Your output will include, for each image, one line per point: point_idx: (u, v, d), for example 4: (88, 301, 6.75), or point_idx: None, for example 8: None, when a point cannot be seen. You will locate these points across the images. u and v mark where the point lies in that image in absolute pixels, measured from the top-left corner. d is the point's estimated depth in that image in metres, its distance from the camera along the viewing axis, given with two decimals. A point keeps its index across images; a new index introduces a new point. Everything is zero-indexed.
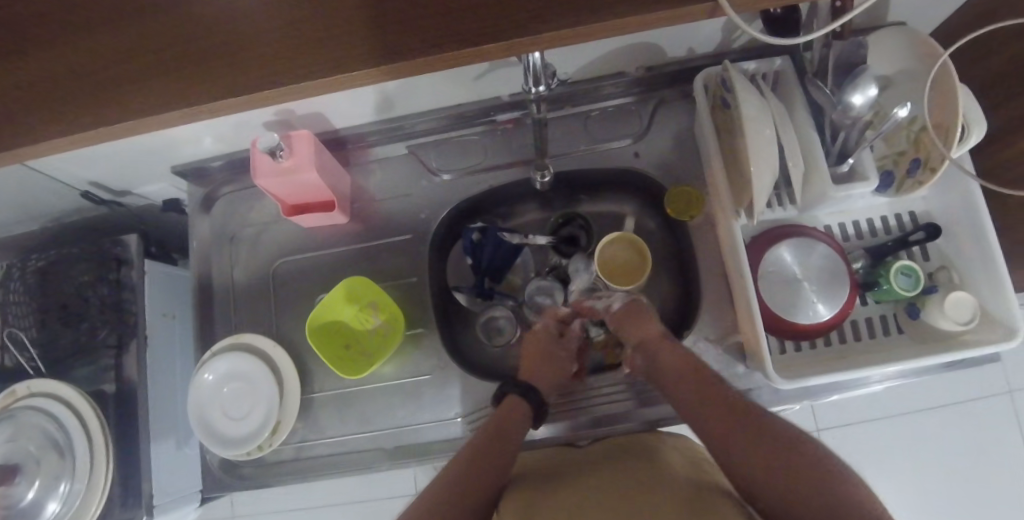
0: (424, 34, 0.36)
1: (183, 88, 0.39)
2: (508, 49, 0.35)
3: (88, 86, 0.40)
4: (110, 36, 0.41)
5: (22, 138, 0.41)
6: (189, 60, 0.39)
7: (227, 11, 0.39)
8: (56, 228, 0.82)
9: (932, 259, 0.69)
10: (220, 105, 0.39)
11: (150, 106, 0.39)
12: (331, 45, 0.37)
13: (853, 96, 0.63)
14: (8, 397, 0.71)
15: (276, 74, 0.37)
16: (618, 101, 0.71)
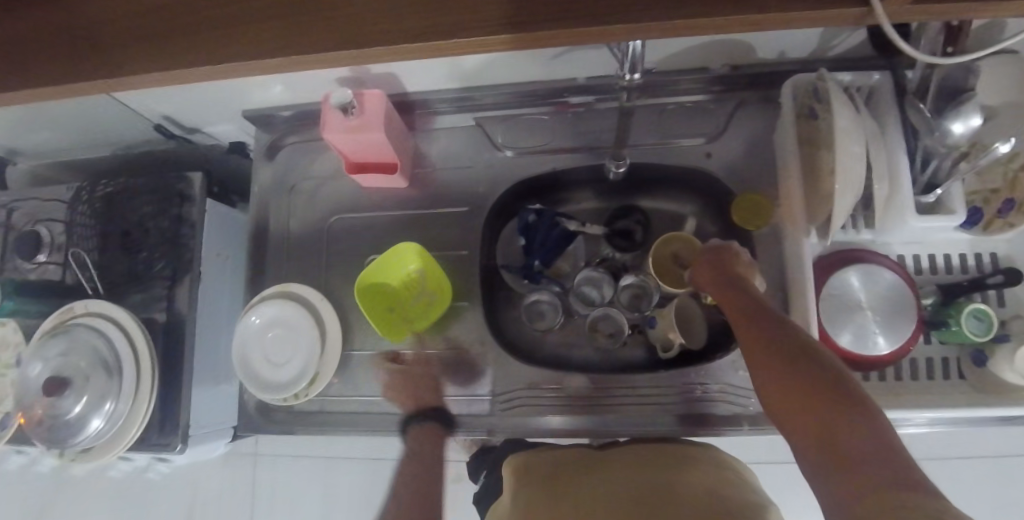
0: (546, 8, 0.36)
1: (292, 35, 0.39)
2: (631, 34, 0.35)
3: (206, 25, 0.41)
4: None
5: (124, 63, 0.42)
6: (303, 10, 0.40)
7: None
8: (125, 156, 0.84)
9: (1008, 306, 0.65)
10: (324, 57, 0.39)
11: (257, 48, 0.39)
12: (447, 9, 0.37)
13: (953, 125, 0.57)
14: (66, 312, 0.75)
15: (387, 31, 0.38)
16: (696, 97, 0.68)
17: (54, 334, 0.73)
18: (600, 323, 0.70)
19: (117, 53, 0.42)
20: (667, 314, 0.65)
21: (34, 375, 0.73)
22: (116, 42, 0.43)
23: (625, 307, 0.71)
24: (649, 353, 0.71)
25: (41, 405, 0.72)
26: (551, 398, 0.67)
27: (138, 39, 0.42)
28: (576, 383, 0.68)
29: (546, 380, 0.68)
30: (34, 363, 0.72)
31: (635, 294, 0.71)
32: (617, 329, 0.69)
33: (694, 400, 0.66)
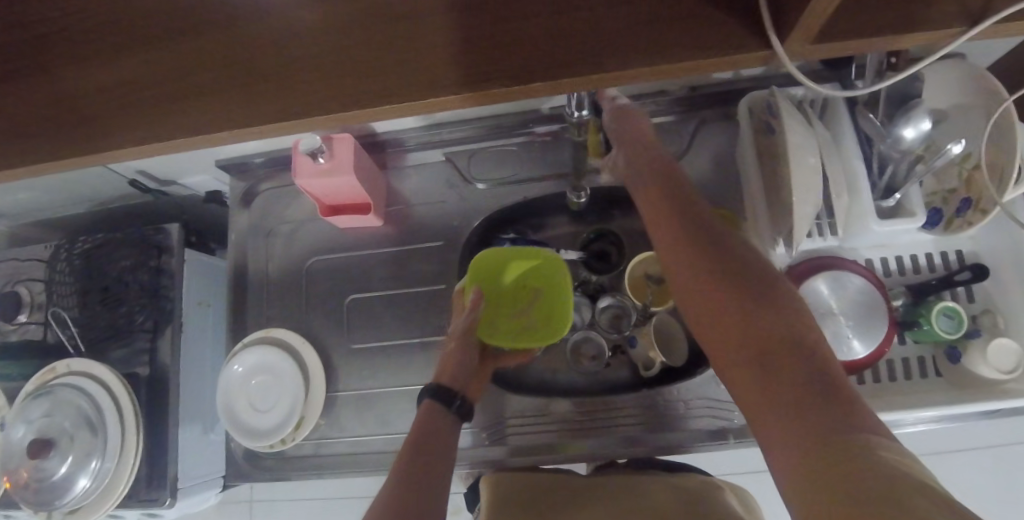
0: (476, 71, 0.36)
1: (238, 106, 0.39)
2: (551, 92, 0.35)
3: (145, 97, 0.41)
4: (170, 51, 0.42)
5: (76, 143, 0.42)
6: (237, 81, 0.40)
7: (289, 34, 0.40)
8: (101, 211, 0.85)
9: (977, 301, 0.66)
10: (259, 129, 0.39)
11: (206, 119, 0.40)
12: (397, 71, 0.37)
13: (904, 130, 0.61)
14: (49, 372, 0.74)
15: (332, 99, 0.37)
16: (657, 119, 0.71)
17: (36, 396, 0.73)
18: (583, 346, 0.71)
19: (63, 129, 0.43)
20: (649, 333, 0.67)
21: (17, 438, 0.72)
22: (59, 117, 0.43)
23: (605, 328, 0.71)
24: (633, 372, 0.71)
25: (24, 467, 0.71)
26: (537, 425, 0.69)
27: (82, 111, 0.42)
28: (560, 408, 0.69)
29: (533, 408, 0.69)
30: (16, 425, 0.72)
31: (614, 317, 0.70)
32: (599, 351, 0.70)
33: (678, 416, 0.66)
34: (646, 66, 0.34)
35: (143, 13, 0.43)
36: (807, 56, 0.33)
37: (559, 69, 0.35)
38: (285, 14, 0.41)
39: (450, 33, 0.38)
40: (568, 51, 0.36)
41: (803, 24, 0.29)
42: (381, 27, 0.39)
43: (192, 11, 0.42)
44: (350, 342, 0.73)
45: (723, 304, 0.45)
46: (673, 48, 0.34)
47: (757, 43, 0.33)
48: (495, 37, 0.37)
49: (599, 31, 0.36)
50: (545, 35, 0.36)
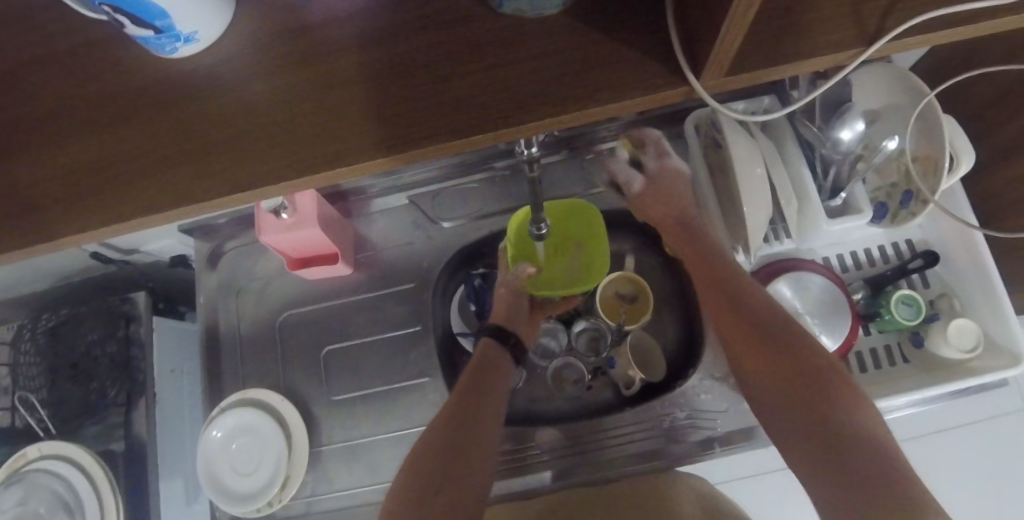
0: (386, 124, 0.31)
1: (142, 188, 0.34)
2: (471, 144, 0.31)
3: (36, 191, 0.36)
4: (35, 140, 0.36)
5: None
6: (117, 165, 0.35)
7: (190, 99, 0.35)
8: (64, 286, 0.83)
9: (932, 286, 0.69)
10: (148, 216, 0.34)
11: (108, 208, 0.34)
12: (316, 132, 0.32)
13: (841, 132, 0.65)
14: (19, 459, 0.71)
15: (247, 173, 0.32)
16: (611, 143, 0.73)
17: (8, 485, 0.70)
18: (564, 372, 0.72)
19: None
20: (626, 351, 0.68)
21: None
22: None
23: (583, 353, 0.72)
24: (616, 391, 0.72)
25: None
26: (528, 457, 0.69)
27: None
28: (548, 437, 0.69)
29: (518, 439, 0.70)
30: None
31: (592, 338, 0.72)
32: (579, 376, 0.71)
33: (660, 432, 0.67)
34: (573, 105, 0.30)
35: (20, 90, 0.37)
36: (725, 85, 0.30)
37: (478, 118, 0.31)
38: (160, 77, 0.36)
39: (349, 82, 0.33)
40: (507, 91, 0.31)
41: (716, 57, 0.27)
42: (270, 80, 0.34)
43: (54, 89, 0.37)
44: (330, 394, 0.72)
45: (753, 339, 0.52)
46: (597, 85, 0.30)
47: (673, 73, 0.30)
48: (403, 83, 0.32)
49: (515, 67, 0.31)
50: (458, 76, 0.32)
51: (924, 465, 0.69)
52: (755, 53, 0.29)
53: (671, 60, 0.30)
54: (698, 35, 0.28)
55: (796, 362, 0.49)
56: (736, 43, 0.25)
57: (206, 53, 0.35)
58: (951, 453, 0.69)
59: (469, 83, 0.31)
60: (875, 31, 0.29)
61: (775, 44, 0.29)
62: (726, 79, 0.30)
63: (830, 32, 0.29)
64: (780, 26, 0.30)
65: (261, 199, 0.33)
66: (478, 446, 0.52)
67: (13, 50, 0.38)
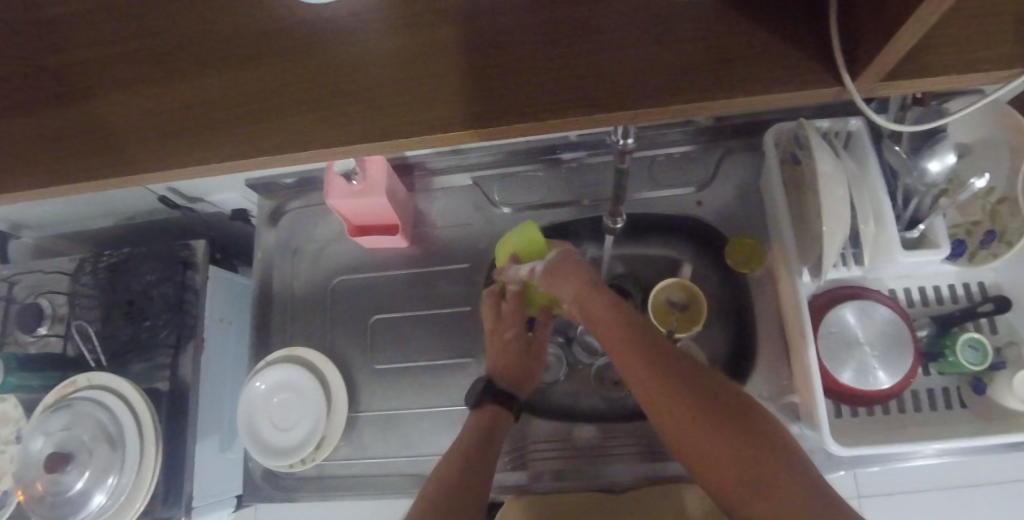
0: (515, 93, 0.31)
1: (242, 134, 0.34)
2: (603, 122, 0.30)
3: (143, 126, 0.36)
4: (161, 78, 0.38)
5: (65, 175, 0.37)
6: (235, 106, 0.35)
7: (301, 52, 0.35)
8: (127, 226, 0.85)
9: (1000, 332, 0.65)
10: (260, 160, 0.33)
11: (207, 149, 0.34)
12: (422, 95, 0.32)
13: (930, 162, 0.62)
14: (69, 385, 0.74)
15: (348, 129, 0.32)
16: (682, 148, 0.73)
17: (56, 409, 0.72)
18: (606, 372, 0.72)
19: (38, 162, 0.38)
20: None
21: (36, 450, 0.71)
22: (34, 144, 0.38)
23: None
24: None
25: (40, 480, 0.71)
26: (560, 450, 0.69)
27: (65, 142, 0.38)
28: (583, 434, 0.70)
29: (554, 432, 0.70)
30: (35, 438, 0.71)
31: None
32: (619, 378, 0.71)
33: None
34: (716, 92, 0.29)
35: (148, 31, 0.39)
36: (877, 91, 0.29)
37: (615, 96, 0.30)
38: (285, 26, 0.36)
39: (480, 48, 0.32)
40: (626, 75, 0.30)
41: (885, 58, 0.26)
42: (389, 42, 0.34)
43: (178, 34, 0.38)
44: (373, 362, 0.73)
45: (700, 422, 0.46)
46: (743, 73, 0.29)
47: (826, 72, 0.29)
48: (530, 55, 0.32)
49: (654, 50, 0.30)
50: (574, 55, 0.31)
51: None
52: (912, 60, 0.28)
53: (823, 58, 0.29)
54: (863, 37, 0.28)
55: (726, 426, 0.45)
56: (916, 41, 0.24)
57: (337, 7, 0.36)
58: None
59: (587, 64, 0.31)
60: None
61: (945, 54, 0.28)
62: (881, 85, 0.29)
63: (997, 47, 0.28)
64: (941, 39, 0.29)
65: (377, 153, 0.33)
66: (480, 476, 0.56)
67: None
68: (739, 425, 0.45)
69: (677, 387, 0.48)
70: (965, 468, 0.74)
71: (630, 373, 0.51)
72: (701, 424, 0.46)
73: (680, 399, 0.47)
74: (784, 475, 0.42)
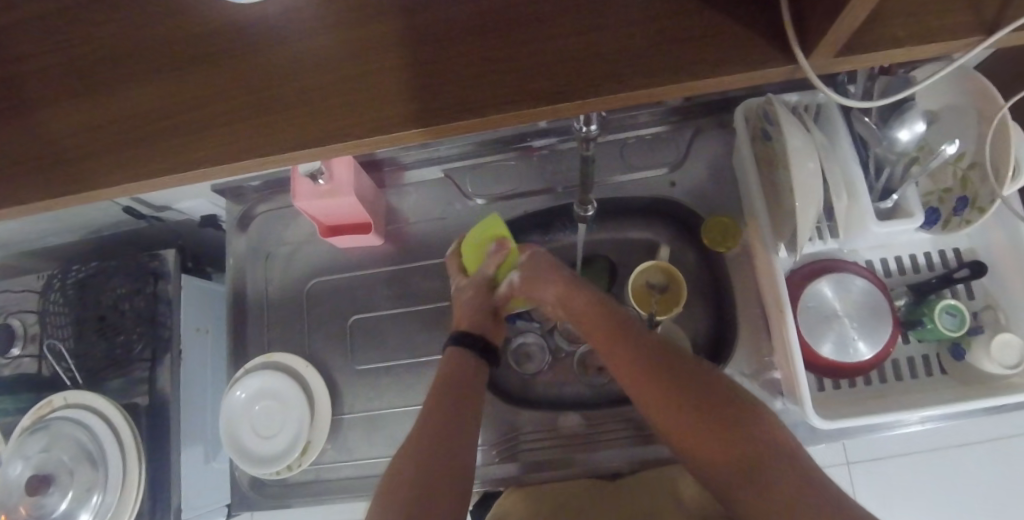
0: (455, 89, 0.30)
1: (178, 147, 0.33)
2: (551, 115, 0.29)
3: (75, 143, 0.35)
4: (90, 89, 0.36)
5: (1, 197, 0.35)
6: (173, 116, 0.33)
7: (234, 56, 0.33)
8: (94, 239, 0.83)
9: (977, 298, 0.66)
10: (203, 172, 0.32)
11: (144, 163, 0.33)
12: (360, 97, 0.31)
13: (899, 132, 0.61)
14: (45, 406, 0.73)
15: (285, 136, 0.31)
16: (653, 129, 0.72)
17: (33, 431, 0.70)
18: (590, 359, 0.72)
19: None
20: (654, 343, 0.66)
21: (15, 474, 0.70)
22: None
23: None
24: None
25: (23, 504, 0.69)
26: (548, 440, 0.69)
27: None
28: (570, 423, 0.69)
29: (541, 424, 0.70)
30: (12, 462, 0.70)
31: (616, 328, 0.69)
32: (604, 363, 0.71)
33: None
34: (666, 77, 0.28)
35: (75, 39, 0.37)
36: (833, 66, 0.28)
37: (561, 86, 0.29)
38: (220, 28, 0.34)
39: (422, 43, 0.31)
40: (567, 66, 0.29)
41: (834, 34, 0.25)
42: (325, 41, 0.32)
43: (106, 42, 0.36)
44: (353, 363, 0.72)
45: (689, 409, 0.49)
46: (694, 56, 0.28)
47: (777, 50, 0.28)
48: (470, 48, 0.30)
49: (602, 36, 0.29)
50: (516, 45, 0.30)
51: None
52: (865, 34, 0.27)
53: (774, 34, 0.28)
54: (813, 10, 0.26)
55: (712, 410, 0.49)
56: (865, 16, 0.23)
57: (272, 4, 0.34)
58: None
59: (527, 55, 0.30)
60: (995, 19, 0.27)
61: (898, 26, 0.27)
62: (837, 61, 0.28)
63: (953, 15, 0.27)
64: (895, 8, 0.28)
65: (324, 157, 0.32)
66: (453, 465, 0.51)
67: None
68: (719, 414, 0.48)
69: (659, 386, 0.51)
70: (946, 431, 0.75)
71: (617, 374, 0.54)
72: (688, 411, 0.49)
73: (663, 396, 0.50)
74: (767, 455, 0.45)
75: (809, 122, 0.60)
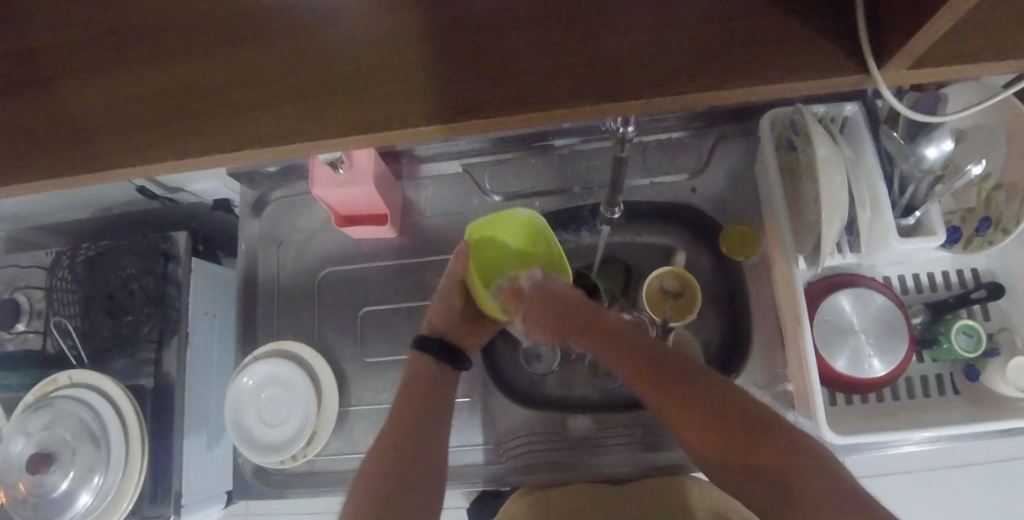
0: (503, 83, 0.29)
1: (213, 130, 0.32)
2: (606, 115, 0.29)
3: (104, 122, 0.34)
4: (122, 67, 0.35)
5: (24, 172, 0.35)
6: (214, 96, 0.33)
7: (274, 38, 0.33)
8: (105, 218, 0.82)
9: (993, 319, 0.65)
10: (244, 155, 0.32)
11: (176, 145, 0.32)
12: (402, 86, 0.30)
13: (926, 149, 0.61)
14: (49, 383, 0.72)
15: (326, 123, 0.30)
16: (675, 134, 0.71)
17: (36, 408, 0.70)
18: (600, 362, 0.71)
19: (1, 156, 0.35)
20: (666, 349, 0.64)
21: (15, 451, 0.69)
22: None
23: None
24: None
25: (23, 481, 0.69)
26: (553, 443, 0.69)
27: (25, 136, 0.35)
28: (578, 425, 0.69)
29: (548, 425, 0.69)
30: (14, 438, 0.69)
31: None
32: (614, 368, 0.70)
33: None
34: (732, 80, 0.27)
35: (110, 15, 0.37)
36: (900, 79, 0.28)
37: (616, 86, 0.28)
38: (259, 10, 0.34)
39: (468, 35, 0.31)
40: (624, 65, 0.29)
41: (913, 46, 0.24)
42: (369, 28, 0.32)
43: (142, 19, 0.36)
44: (362, 355, 0.71)
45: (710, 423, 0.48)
46: (758, 60, 0.28)
47: (846, 59, 0.28)
48: (520, 43, 0.30)
49: (665, 36, 0.29)
50: (568, 43, 0.29)
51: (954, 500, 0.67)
52: (940, 46, 0.27)
53: (844, 43, 0.28)
54: (891, 21, 0.26)
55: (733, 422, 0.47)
56: (950, 28, 0.23)
57: None
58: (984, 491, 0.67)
59: (580, 53, 0.29)
60: None
61: (972, 40, 0.27)
62: (909, 74, 0.27)
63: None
64: (973, 25, 0.27)
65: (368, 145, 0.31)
66: (420, 474, 0.53)
67: None
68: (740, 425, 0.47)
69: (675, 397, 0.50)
70: (954, 452, 0.74)
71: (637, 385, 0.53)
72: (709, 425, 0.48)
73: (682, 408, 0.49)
74: (777, 457, 0.44)
75: (836, 134, 0.60)
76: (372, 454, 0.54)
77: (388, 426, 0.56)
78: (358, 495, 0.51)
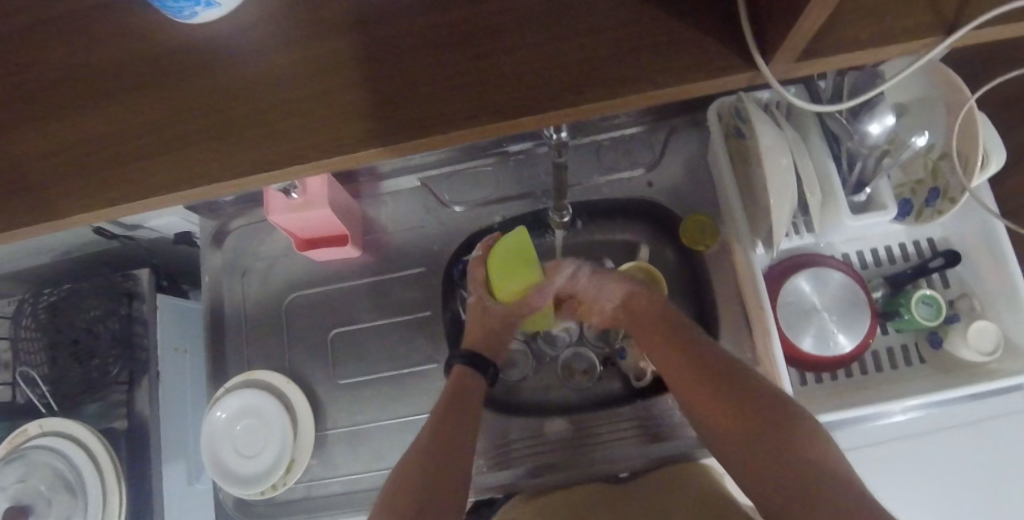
0: (413, 103, 0.30)
1: (135, 175, 0.32)
2: (512, 129, 0.29)
3: (28, 174, 0.34)
4: (38, 116, 0.35)
5: None
6: (134, 139, 0.33)
7: (189, 77, 0.33)
8: (65, 261, 0.81)
9: (952, 287, 0.67)
10: (170, 197, 0.32)
11: (101, 192, 0.32)
12: (314, 116, 0.30)
13: (870, 126, 0.60)
14: (20, 435, 0.70)
15: (242, 160, 0.31)
16: (628, 130, 0.72)
17: (8, 461, 0.69)
18: (574, 362, 0.72)
19: None
20: None
21: None
22: None
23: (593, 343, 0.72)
24: (624, 384, 0.71)
25: None
26: (535, 448, 0.69)
27: None
28: (557, 428, 0.70)
29: (526, 429, 0.70)
30: None
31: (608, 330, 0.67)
32: (589, 365, 0.71)
33: (669, 426, 0.67)
34: (629, 86, 0.28)
35: (21, 64, 0.36)
36: (793, 70, 0.28)
37: (519, 102, 0.29)
38: (171, 48, 0.34)
39: (377, 58, 0.31)
40: (526, 78, 0.29)
41: (791, 40, 0.25)
42: (279, 59, 0.32)
43: (52, 64, 0.35)
44: (334, 378, 0.71)
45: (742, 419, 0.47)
46: (652, 64, 0.28)
47: (738, 57, 0.28)
48: (428, 62, 0.30)
49: (565, 46, 0.29)
50: (472, 59, 0.30)
51: (933, 466, 0.67)
52: (823, 37, 0.27)
53: (733, 40, 0.28)
54: (770, 17, 0.26)
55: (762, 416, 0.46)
56: (818, 24, 0.23)
57: (228, 22, 0.33)
58: (962, 455, 0.67)
59: (483, 69, 0.29)
60: (953, 19, 0.27)
61: (856, 28, 0.27)
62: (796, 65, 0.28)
63: (906, 18, 0.27)
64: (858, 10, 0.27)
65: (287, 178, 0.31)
66: (455, 485, 0.51)
67: (20, 21, 0.36)
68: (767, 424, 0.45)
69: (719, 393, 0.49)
70: None
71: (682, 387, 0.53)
72: (743, 420, 0.47)
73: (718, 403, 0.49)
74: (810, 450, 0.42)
75: (779, 116, 0.61)
76: (404, 464, 0.52)
77: (425, 431, 0.54)
78: (391, 491, 0.49)
